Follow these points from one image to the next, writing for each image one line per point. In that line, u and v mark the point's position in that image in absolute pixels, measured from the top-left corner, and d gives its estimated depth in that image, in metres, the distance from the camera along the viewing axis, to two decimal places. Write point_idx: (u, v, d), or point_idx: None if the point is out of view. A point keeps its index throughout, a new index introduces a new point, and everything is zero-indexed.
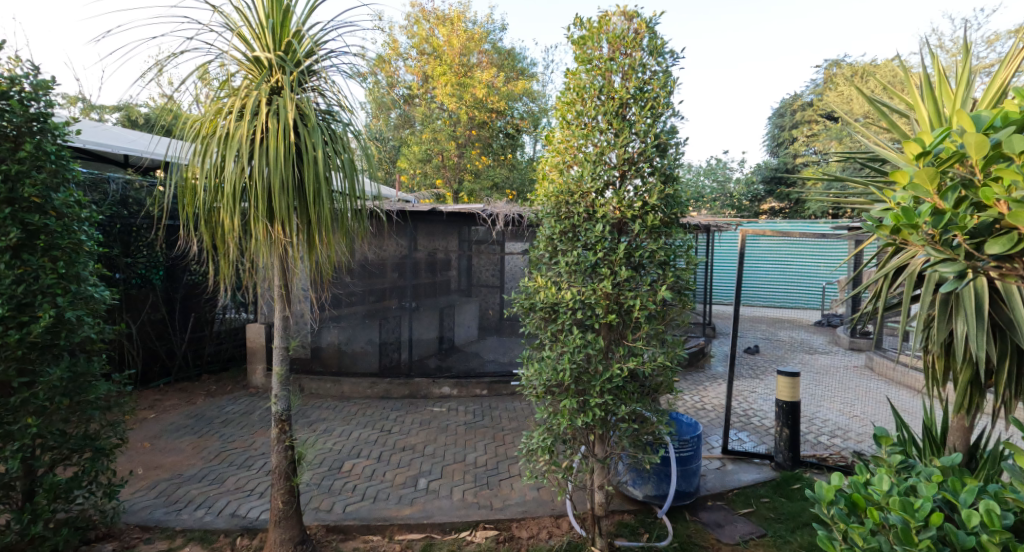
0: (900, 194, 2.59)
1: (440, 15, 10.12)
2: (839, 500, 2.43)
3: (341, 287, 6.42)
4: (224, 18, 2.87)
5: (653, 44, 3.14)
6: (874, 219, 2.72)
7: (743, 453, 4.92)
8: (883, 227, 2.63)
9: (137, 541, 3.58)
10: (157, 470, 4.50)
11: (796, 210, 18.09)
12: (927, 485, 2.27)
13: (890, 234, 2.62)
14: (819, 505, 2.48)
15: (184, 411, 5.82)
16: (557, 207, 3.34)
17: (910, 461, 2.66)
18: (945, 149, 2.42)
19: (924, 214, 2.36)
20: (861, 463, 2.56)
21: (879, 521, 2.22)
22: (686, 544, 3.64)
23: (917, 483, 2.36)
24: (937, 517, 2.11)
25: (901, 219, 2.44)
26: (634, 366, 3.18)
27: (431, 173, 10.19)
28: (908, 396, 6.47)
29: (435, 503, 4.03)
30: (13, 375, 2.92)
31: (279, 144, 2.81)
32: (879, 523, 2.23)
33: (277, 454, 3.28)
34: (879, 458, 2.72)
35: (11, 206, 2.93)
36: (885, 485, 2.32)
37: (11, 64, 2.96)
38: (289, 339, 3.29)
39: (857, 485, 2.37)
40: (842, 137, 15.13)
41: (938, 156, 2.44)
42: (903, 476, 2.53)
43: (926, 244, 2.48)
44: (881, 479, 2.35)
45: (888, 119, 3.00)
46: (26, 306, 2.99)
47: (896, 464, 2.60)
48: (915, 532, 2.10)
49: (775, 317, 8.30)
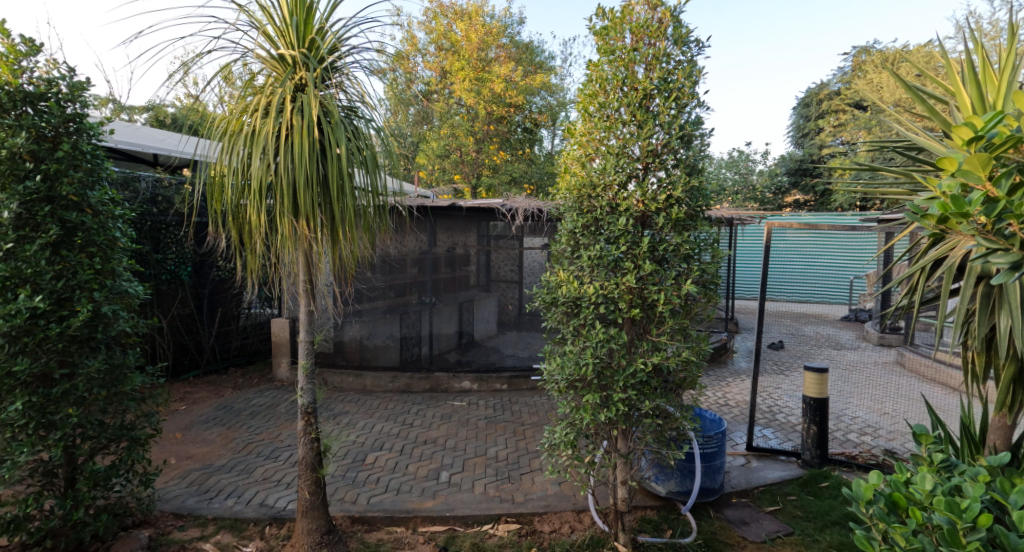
0: (946, 182, 2.47)
1: (458, 8, 9.95)
2: (877, 499, 2.35)
3: (363, 281, 6.52)
4: (250, 17, 2.91)
5: (678, 33, 3.09)
6: (918, 207, 2.54)
7: (769, 451, 4.82)
8: (927, 216, 2.51)
9: (172, 528, 3.70)
10: (189, 460, 4.65)
11: (822, 202, 17.62)
12: (974, 485, 2.17)
13: (935, 224, 2.50)
14: (857, 504, 2.40)
15: (214, 403, 5.98)
16: (580, 201, 3.33)
17: (953, 460, 2.55)
18: (999, 134, 2.30)
19: (977, 202, 2.24)
20: (901, 462, 2.47)
21: (922, 521, 2.13)
22: (711, 542, 3.60)
23: (962, 483, 2.27)
24: (986, 519, 2.01)
25: (950, 208, 2.33)
26: (658, 360, 3.13)
27: (449, 169, 10.22)
28: (943, 393, 6.26)
29: (456, 496, 4.07)
30: (54, 367, 3.05)
31: (304, 140, 2.85)
32: (922, 524, 2.14)
33: (304, 445, 3.33)
34: (919, 457, 2.61)
35: (50, 204, 3.05)
36: (928, 483, 2.23)
37: (48, 66, 3.07)
38: (314, 334, 3.33)
39: (898, 484, 2.28)
40: (871, 127, 14.60)
41: (991, 142, 2.33)
42: (946, 475, 2.43)
43: (976, 234, 2.38)
44: (923, 478, 2.26)
45: (927, 107, 2.87)
46: (65, 301, 3.11)
47: (937, 463, 2.49)
48: (962, 534, 2.00)
49: (801, 313, 8.12)
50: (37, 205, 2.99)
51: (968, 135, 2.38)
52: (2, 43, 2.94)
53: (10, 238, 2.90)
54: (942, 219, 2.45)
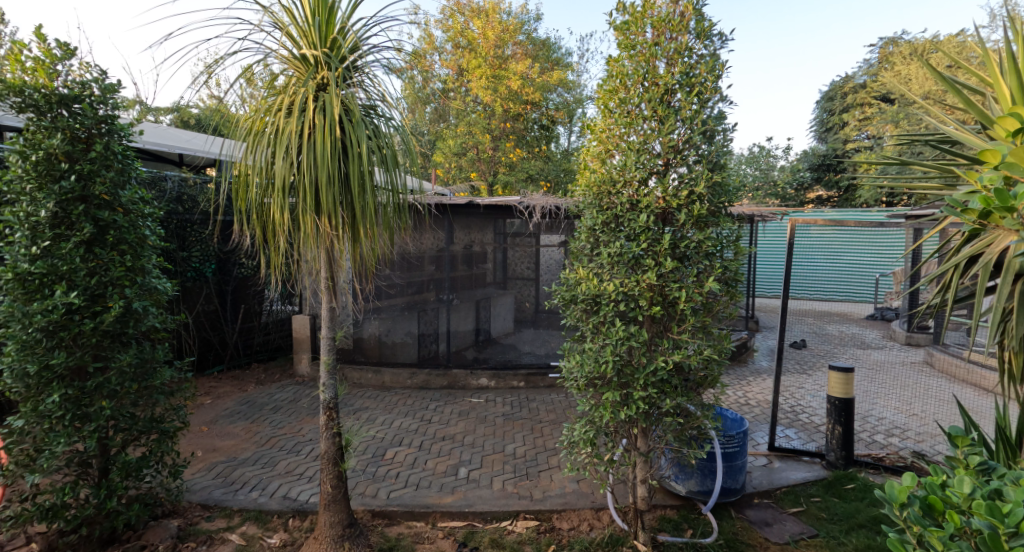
0: (988, 174, 2.37)
1: (475, 6, 9.95)
2: (912, 502, 2.24)
3: (383, 278, 6.58)
4: (273, 18, 2.95)
5: (701, 26, 3.04)
6: (957, 201, 2.44)
7: (791, 451, 4.73)
8: (967, 211, 2.41)
9: (199, 518, 3.79)
10: (215, 452, 4.77)
11: (846, 198, 17.21)
12: (1016, 488, 2.06)
13: (976, 219, 2.39)
14: (890, 506, 2.30)
15: (238, 397, 6.12)
16: (599, 198, 3.30)
17: (991, 463, 2.43)
18: None
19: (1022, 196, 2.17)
20: (936, 465, 2.36)
21: (961, 526, 2.02)
22: (732, 542, 3.56)
23: (1002, 486, 2.16)
24: None
25: (993, 202, 2.26)
26: (679, 359, 3.09)
27: (465, 166, 10.06)
28: (975, 394, 6.08)
29: (475, 492, 4.10)
30: (88, 360, 3.17)
31: (326, 140, 2.89)
32: (960, 528, 2.04)
33: (326, 440, 3.37)
34: (955, 460, 2.50)
35: (84, 203, 3.15)
36: (966, 486, 2.12)
37: (82, 69, 3.18)
38: (336, 330, 3.38)
39: (933, 486, 2.18)
40: (899, 120, 14.16)
41: None
42: (984, 478, 2.32)
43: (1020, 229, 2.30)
44: (960, 481, 2.14)
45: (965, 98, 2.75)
46: (99, 297, 3.22)
47: (975, 466, 2.38)
48: (1003, 539, 1.90)
49: (824, 311, 7.94)
50: (71, 204, 3.10)
51: (1013, 125, 2.30)
52: (38, 47, 3.04)
53: (47, 236, 3.02)
54: (985, 213, 2.31)
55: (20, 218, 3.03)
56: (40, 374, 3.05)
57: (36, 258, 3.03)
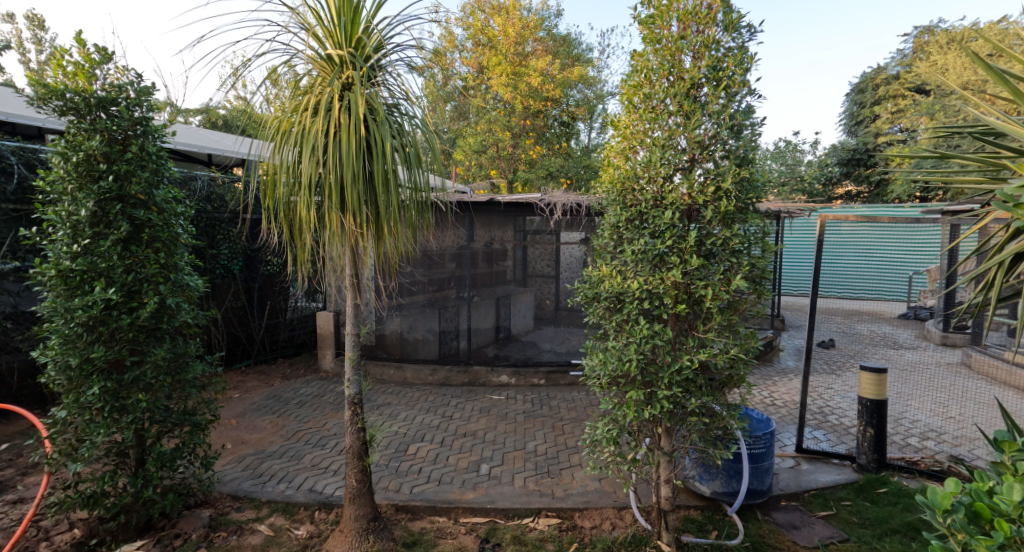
0: None
1: (495, 3, 9.93)
2: (956, 508, 2.13)
3: (406, 275, 6.64)
4: (299, 18, 3.00)
5: (728, 19, 2.98)
6: (1010, 195, 2.27)
7: (821, 453, 4.62)
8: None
9: (230, 509, 3.90)
10: (244, 445, 4.89)
11: (878, 194, 16.70)
12: None
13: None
14: (931, 512, 2.18)
15: (265, 392, 6.27)
16: (623, 195, 3.26)
17: None
18: None
19: None
20: (981, 471, 2.25)
21: (1011, 534, 1.91)
22: (759, 544, 3.50)
23: None
24: None
25: None
26: (705, 358, 3.04)
27: (486, 164, 10.26)
28: (1016, 397, 5.84)
29: (496, 488, 4.11)
30: (125, 354, 3.28)
31: (351, 138, 2.93)
32: (1010, 537, 1.93)
33: (351, 435, 3.42)
34: (1000, 465, 2.38)
35: (121, 202, 3.26)
36: (1016, 494, 1.99)
37: (118, 73, 3.29)
38: (360, 326, 3.41)
39: (979, 492, 2.08)
40: (935, 112, 13.69)
41: None
42: None
43: None
44: (1010, 488, 2.02)
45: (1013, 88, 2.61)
46: (135, 293, 3.32)
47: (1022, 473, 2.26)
48: None
49: (853, 310, 7.73)
50: (109, 203, 3.21)
51: None
52: (78, 52, 3.16)
53: (86, 235, 3.14)
54: None
55: (63, 218, 3.16)
56: (81, 366, 3.18)
57: (77, 256, 3.15)
